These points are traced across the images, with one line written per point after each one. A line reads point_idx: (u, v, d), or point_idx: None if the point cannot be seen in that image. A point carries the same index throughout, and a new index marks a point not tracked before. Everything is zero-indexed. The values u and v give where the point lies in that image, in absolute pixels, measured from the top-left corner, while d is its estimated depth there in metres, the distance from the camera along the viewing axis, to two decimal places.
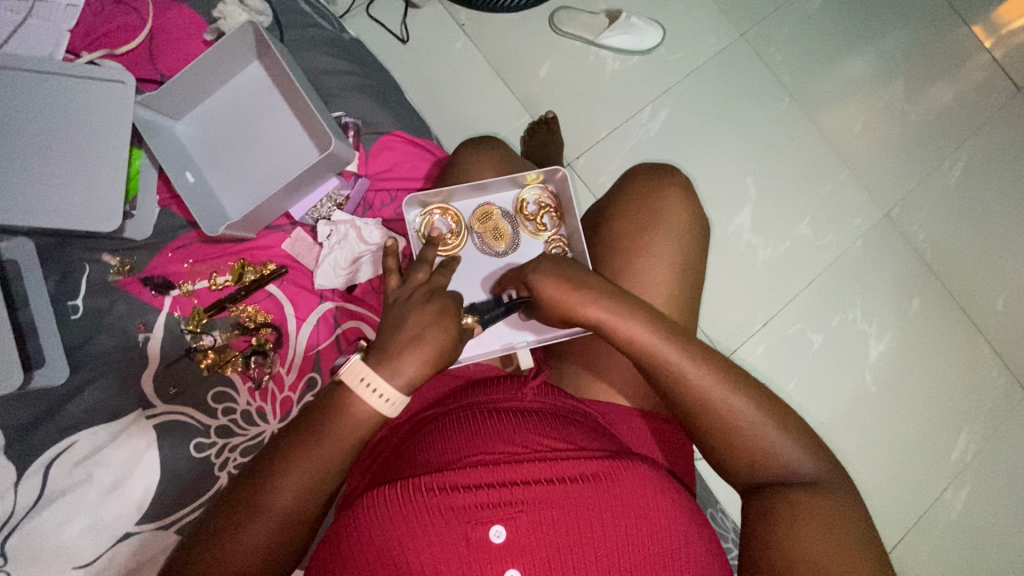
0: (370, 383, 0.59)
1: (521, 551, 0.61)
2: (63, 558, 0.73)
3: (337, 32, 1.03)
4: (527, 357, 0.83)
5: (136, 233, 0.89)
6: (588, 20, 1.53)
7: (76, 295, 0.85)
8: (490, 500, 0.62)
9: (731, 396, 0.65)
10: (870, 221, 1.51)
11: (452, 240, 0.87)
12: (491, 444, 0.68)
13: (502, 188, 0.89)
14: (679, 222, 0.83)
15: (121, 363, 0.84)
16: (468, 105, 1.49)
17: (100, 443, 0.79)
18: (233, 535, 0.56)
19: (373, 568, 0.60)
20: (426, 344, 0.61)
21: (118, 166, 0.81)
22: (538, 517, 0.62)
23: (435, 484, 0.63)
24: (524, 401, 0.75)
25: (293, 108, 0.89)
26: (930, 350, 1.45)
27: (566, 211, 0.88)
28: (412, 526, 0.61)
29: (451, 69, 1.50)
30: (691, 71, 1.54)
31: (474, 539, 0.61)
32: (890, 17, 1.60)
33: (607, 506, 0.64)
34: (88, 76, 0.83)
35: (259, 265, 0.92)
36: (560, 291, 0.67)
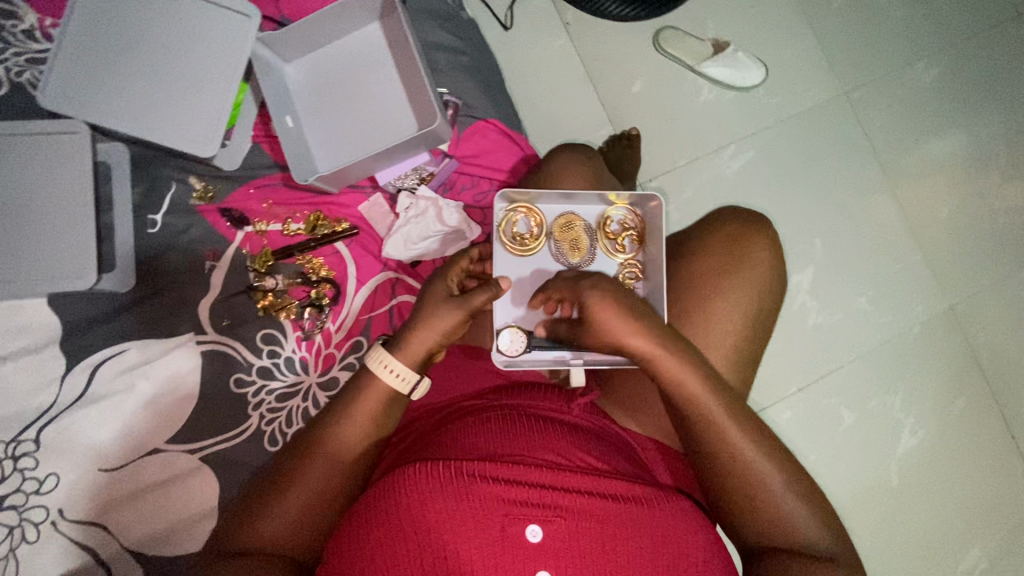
0: (387, 364, 0.69)
1: (555, 556, 0.61)
2: (88, 457, 0.81)
3: (457, 9, 1.01)
4: (579, 376, 0.81)
5: (225, 163, 0.89)
6: (694, 45, 1.50)
7: (157, 211, 0.86)
8: (531, 498, 0.62)
9: (756, 458, 0.65)
10: (931, 310, 1.45)
11: (530, 241, 0.86)
12: (537, 446, 0.68)
13: (588, 201, 0.88)
14: (760, 275, 0.81)
15: (186, 286, 0.86)
16: (554, 104, 1.47)
17: (149, 356, 0.84)
18: (294, 477, 0.65)
19: (399, 538, 0.61)
20: (434, 333, 0.71)
21: (218, 107, 0.81)
22: (577, 526, 0.62)
23: (478, 472, 0.63)
24: (569, 415, 0.74)
25: (403, 78, 0.88)
26: (962, 455, 1.40)
27: (650, 239, 0.87)
28: (449, 508, 0.61)
29: (544, 67, 1.49)
30: (784, 117, 1.50)
31: (510, 534, 0.61)
32: (1003, 108, 1.52)
33: (645, 530, 0.63)
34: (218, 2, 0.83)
35: (333, 220, 0.91)
36: (615, 314, 0.63)
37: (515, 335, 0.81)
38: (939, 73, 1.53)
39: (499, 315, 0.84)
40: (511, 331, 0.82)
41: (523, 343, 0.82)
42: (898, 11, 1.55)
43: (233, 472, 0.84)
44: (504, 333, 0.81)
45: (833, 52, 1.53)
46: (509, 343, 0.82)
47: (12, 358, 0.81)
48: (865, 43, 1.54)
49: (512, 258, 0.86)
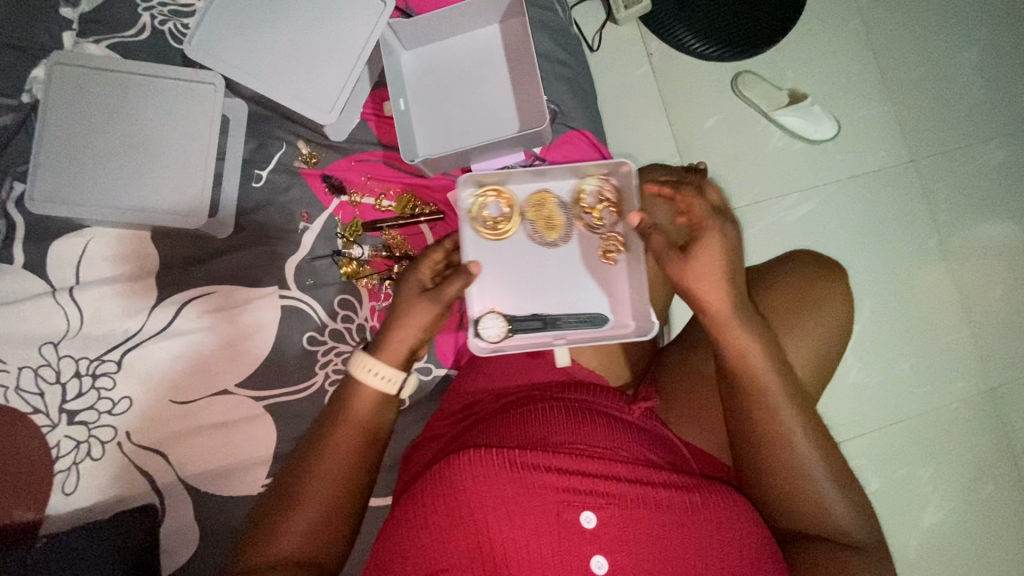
0: (370, 367, 0.70)
1: (608, 539, 0.65)
2: (164, 384, 0.86)
3: (567, 23, 1.06)
4: (563, 356, 0.80)
5: (333, 133, 0.93)
6: (769, 92, 1.52)
7: (263, 167, 0.91)
8: (580, 487, 0.67)
9: (802, 440, 0.67)
10: (972, 389, 1.43)
11: (503, 225, 0.86)
12: (591, 437, 0.70)
13: (560, 176, 0.88)
14: (832, 317, 0.82)
15: (278, 241, 0.90)
16: (627, 129, 1.52)
17: (233, 302, 0.88)
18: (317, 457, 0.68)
19: (460, 516, 0.66)
20: (416, 329, 0.72)
21: (344, 82, 0.87)
22: (630, 516, 0.66)
23: (534, 461, 0.67)
24: (629, 415, 0.76)
25: (513, 80, 0.92)
26: (985, 541, 1.37)
27: (626, 207, 0.85)
28: (507, 490, 0.66)
29: (623, 92, 1.54)
30: (849, 175, 1.52)
31: (565, 518, 0.66)
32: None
33: (693, 522, 0.66)
34: None
35: (422, 202, 0.95)
36: (717, 263, 0.69)
37: (493, 320, 0.81)
38: (1010, 155, 1.53)
39: (475, 300, 0.84)
40: (494, 318, 0.81)
41: (503, 329, 0.81)
42: (978, 88, 1.55)
43: (293, 425, 0.87)
44: (484, 319, 0.81)
45: (907, 119, 1.55)
46: (491, 329, 0.81)
47: (110, 284, 0.86)
48: (941, 115, 1.55)
49: (487, 243, 0.87)
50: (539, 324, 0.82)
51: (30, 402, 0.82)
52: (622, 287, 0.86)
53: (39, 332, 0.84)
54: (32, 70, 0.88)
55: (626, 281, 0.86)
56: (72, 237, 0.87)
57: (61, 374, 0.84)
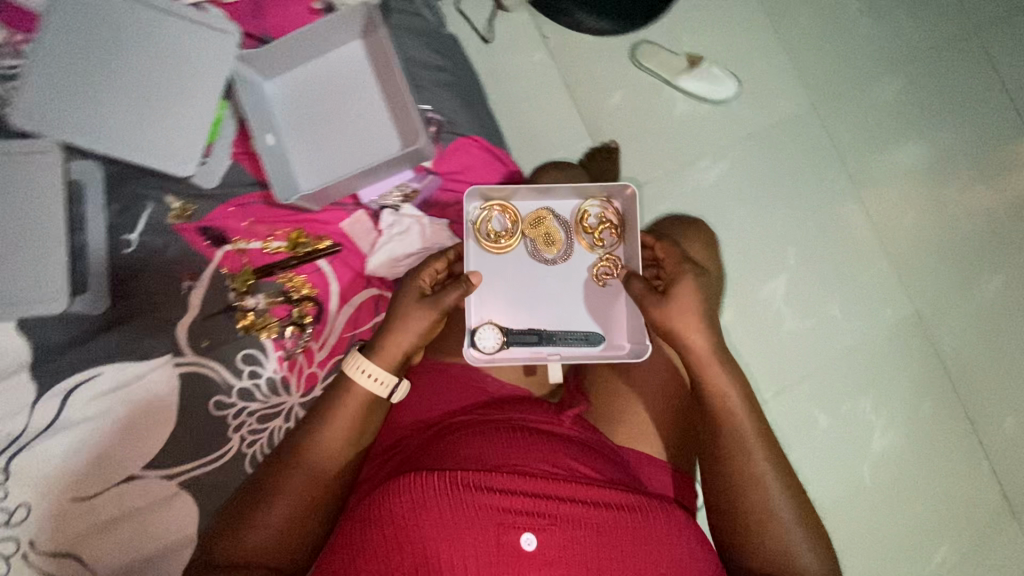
0: (363, 367, 0.71)
1: (549, 563, 0.62)
2: (63, 482, 0.79)
3: (438, 24, 1.01)
4: (556, 370, 0.82)
5: (205, 180, 0.87)
6: (669, 59, 1.51)
7: (132, 231, 0.84)
8: (526, 507, 0.63)
9: (767, 470, 0.69)
10: (899, 316, 1.49)
11: (504, 239, 0.87)
12: (539, 458, 0.68)
13: (562, 196, 0.89)
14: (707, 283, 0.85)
15: (163, 307, 0.84)
16: (534, 117, 1.49)
17: (125, 380, 0.82)
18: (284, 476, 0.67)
19: (400, 547, 0.61)
20: (408, 334, 0.73)
21: (200, 129, 0.80)
22: (571, 534, 0.63)
23: (478, 484, 0.63)
24: (562, 428, 0.74)
25: (386, 94, 0.87)
26: (932, 456, 1.44)
27: (628, 231, 0.87)
28: (448, 516, 0.62)
29: (524, 80, 1.51)
30: (756, 130, 1.54)
31: (505, 542, 0.62)
32: (966, 115, 1.56)
33: (634, 537, 0.65)
34: (203, 22, 0.82)
35: (314, 238, 0.89)
36: (694, 305, 0.73)
37: (491, 330, 0.81)
38: (902, 87, 1.57)
39: (475, 313, 0.85)
40: (490, 328, 0.81)
41: (499, 339, 0.81)
42: (862, 25, 1.60)
43: (215, 496, 0.82)
44: (481, 330, 0.81)
45: (802, 66, 1.58)
46: (487, 339, 0.81)
47: None
48: (832, 57, 1.58)
49: (489, 255, 0.88)
50: (535, 338, 0.83)
51: None
52: (624, 307, 0.88)
53: None
54: None
55: (617, 301, 0.88)
56: None
57: None
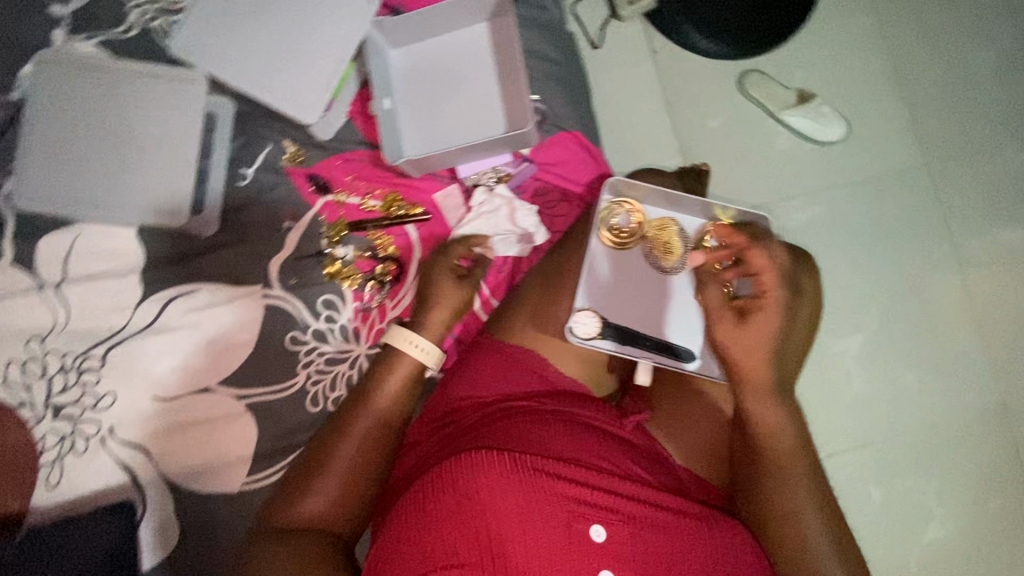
0: (411, 340, 0.79)
1: (619, 558, 0.61)
2: (147, 380, 0.86)
3: (560, 19, 1.03)
4: (644, 373, 0.81)
5: (320, 132, 0.92)
6: (778, 91, 1.45)
7: (250, 165, 0.91)
8: (593, 499, 0.63)
9: (800, 492, 0.69)
10: (982, 401, 1.34)
11: (625, 236, 0.85)
12: (599, 454, 0.68)
13: (690, 210, 0.86)
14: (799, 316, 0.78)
15: (262, 239, 0.90)
16: (627, 127, 1.47)
17: (217, 300, 0.88)
18: (330, 453, 0.73)
19: (467, 524, 0.62)
20: (444, 311, 0.83)
21: (327, 83, 0.88)
22: (639, 533, 0.63)
23: (548, 467, 0.64)
24: (619, 430, 0.73)
25: (502, 78, 0.90)
26: (993, 562, 1.28)
27: None
28: (523, 495, 0.62)
29: (623, 90, 1.50)
30: (858, 177, 1.44)
31: (576, 531, 0.61)
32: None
33: (693, 541, 0.64)
34: None
35: (408, 203, 0.94)
36: (764, 328, 0.74)
37: (590, 317, 0.79)
38: None
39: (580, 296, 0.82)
40: (590, 315, 0.80)
41: (597, 327, 0.79)
42: (1003, 85, 1.45)
43: (273, 423, 0.87)
44: (576, 315, 0.79)
45: (920, 118, 1.46)
46: (583, 326, 0.80)
47: (94, 280, 0.87)
48: (960, 113, 1.45)
49: (605, 248, 0.85)
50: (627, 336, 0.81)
51: (16, 394, 0.84)
52: None
53: (27, 327, 0.85)
54: (23, 66, 0.87)
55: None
56: (59, 234, 0.86)
57: (47, 368, 0.85)
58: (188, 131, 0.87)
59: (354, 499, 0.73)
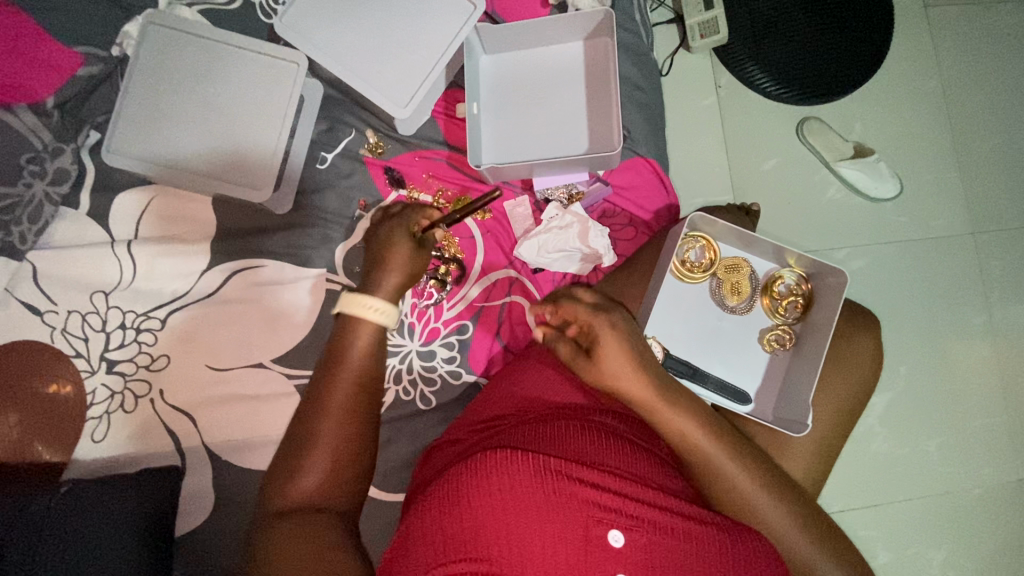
0: (368, 301, 0.72)
1: (639, 566, 0.58)
2: (203, 348, 0.87)
3: (647, 48, 1.04)
4: None
5: (403, 126, 0.93)
6: (836, 141, 1.43)
7: (330, 150, 0.93)
8: (613, 503, 0.61)
9: (763, 498, 0.68)
10: (999, 478, 1.33)
11: (695, 270, 0.84)
12: (621, 460, 0.67)
13: (763, 253, 0.85)
14: (857, 374, 0.78)
15: (333, 225, 0.91)
16: (680, 157, 1.46)
17: (281, 278, 0.89)
18: (312, 416, 0.67)
19: (483, 524, 0.60)
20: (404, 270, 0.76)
21: (423, 76, 0.87)
22: (659, 540, 0.60)
23: (561, 469, 0.62)
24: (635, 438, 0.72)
25: (591, 100, 0.91)
26: None
27: (817, 311, 0.81)
28: (535, 499, 0.60)
29: (682, 118, 1.47)
30: (907, 240, 1.42)
31: (593, 535, 0.59)
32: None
33: (721, 553, 0.61)
34: None
35: (479, 207, 0.94)
36: (628, 357, 0.68)
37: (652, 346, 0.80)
38: None
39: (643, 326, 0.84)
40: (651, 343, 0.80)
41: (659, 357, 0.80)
42: None
43: None
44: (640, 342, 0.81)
45: (974, 188, 1.44)
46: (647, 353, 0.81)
47: (166, 244, 0.88)
48: (1014, 187, 1.44)
49: (672, 280, 0.85)
50: (689, 371, 0.79)
51: (73, 345, 0.84)
52: (776, 379, 0.83)
53: (94, 281, 0.86)
54: (124, 25, 0.91)
55: (775, 374, 0.84)
56: (136, 192, 0.89)
57: (107, 323, 0.85)
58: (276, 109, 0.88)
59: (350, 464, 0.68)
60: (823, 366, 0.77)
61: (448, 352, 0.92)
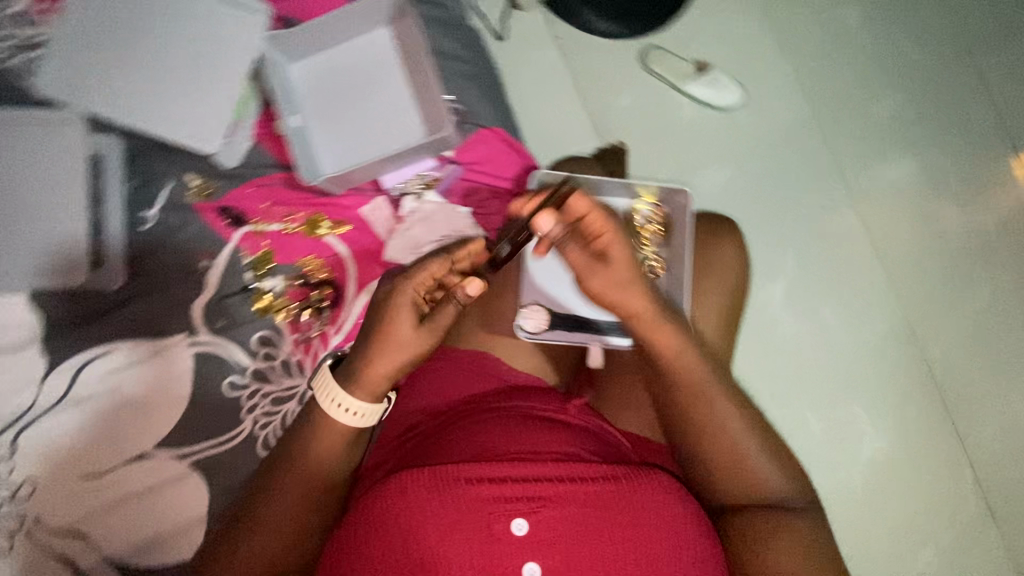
0: (343, 404, 0.69)
1: (541, 546, 0.63)
2: (72, 457, 0.78)
3: (461, 17, 1.02)
4: (597, 356, 0.82)
5: (226, 160, 0.86)
6: (676, 63, 1.48)
7: (152, 206, 0.84)
8: (513, 493, 0.65)
9: (728, 418, 0.71)
10: (891, 325, 1.37)
11: None
12: (526, 443, 0.69)
13: (616, 192, 0.87)
14: (731, 278, 0.82)
15: (177, 285, 0.83)
16: (541, 115, 1.44)
17: (136, 358, 0.81)
18: (267, 503, 0.68)
19: (398, 545, 0.64)
20: (398, 360, 0.69)
21: (229, 111, 0.86)
22: (560, 515, 0.64)
23: (462, 474, 0.65)
24: (559, 413, 0.74)
25: (413, 84, 0.88)
26: (923, 470, 1.32)
27: (677, 232, 0.84)
28: (442, 511, 0.64)
29: (528, 72, 1.46)
30: (760, 139, 1.47)
31: (496, 530, 0.63)
32: (979, 128, 1.43)
33: (622, 509, 0.66)
34: (236, 13, 0.89)
35: (334, 221, 0.89)
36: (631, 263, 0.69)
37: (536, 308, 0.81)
38: (901, 101, 1.46)
39: (524, 293, 0.84)
40: (533, 309, 0.81)
41: (545, 320, 0.81)
42: (872, 33, 1.50)
43: (221, 479, 0.81)
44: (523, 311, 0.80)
45: (807, 76, 1.50)
46: (530, 320, 0.81)
47: None
48: (839, 63, 1.50)
49: None
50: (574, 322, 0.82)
51: None
52: None
53: None
54: None
55: None
56: None
57: None
58: (72, 180, 0.81)
59: (294, 544, 0.69)
60: (692, 281, 0.80)
61: None
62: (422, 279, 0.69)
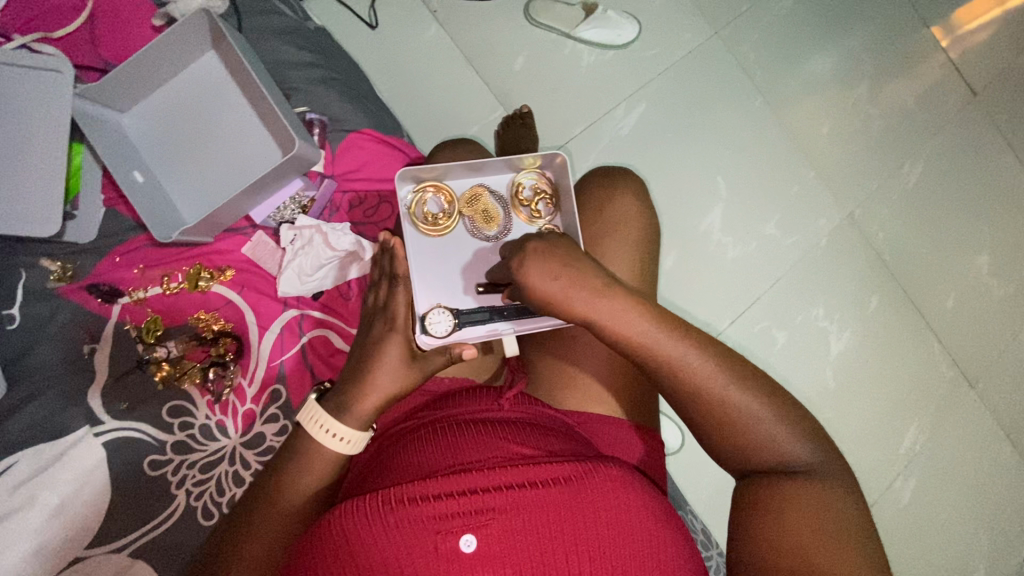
0: (329, 428, 0.64)
1: (494, 561, 0.57)
2: None
3: (302, 20, 0.97)
4: (512, 345, 0.77)
5: (79, 236, 0.83)
6: (563, 10, 1.31)
7: (12, 303, 0.78)
8: (459, 508, 0.58)
9: (727, 385, 0.57)
10: (834, 221, 1.34)
11: (443, 220, 0.81)
12: (471, 453, 0.64)
13: (496, 169, 0.84)
14: (634, 229, 0.80)
15: (68, 379, 0.77)
16: (423, 84, 1.24)
17: (44, 463, 0.73)
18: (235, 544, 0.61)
19: None
20: (385, 395, 0.66)
21: (58, 173, 0.75)
22: (512, 523, 0.58)
23: (405, 494, 0.58)
24: (501, 412, 0.71)
25: (254, 106, 0.85)
26: (895, 354, 1.31)
27: (564, 198, 0.81)
28: (381, 540, 0.57)
29: (394, 32, 1.25)
30: (666, 68, 1.33)
31: (443, 550, 0.56)
32: (867, 11, 1.42)
33: (581, 506, 0.60)
34: (16, 63, 0.76)
35: (215, 270, 0.86)
36: (549, 277, 0.54)
37: (442, 314, 0.75)
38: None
39: (423, 299, 0.79)
40: (441, 312, 0.75)
41: (452, 322, 0.75)
42: None
43: (170, 559, 0.76)
44: (430, 316, 0.74)
45: None
46: (439, 323, 0.75)
47: None
48: None
49: (430, 239, 0.82)
50: (485, 315, 0.76)
51: None
52: None
53: None
54: None
55: None
56: None
57: None
58: None
59: None
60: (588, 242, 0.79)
61: (275, 425, 0.84)
62: (398, 311, 0.68)
